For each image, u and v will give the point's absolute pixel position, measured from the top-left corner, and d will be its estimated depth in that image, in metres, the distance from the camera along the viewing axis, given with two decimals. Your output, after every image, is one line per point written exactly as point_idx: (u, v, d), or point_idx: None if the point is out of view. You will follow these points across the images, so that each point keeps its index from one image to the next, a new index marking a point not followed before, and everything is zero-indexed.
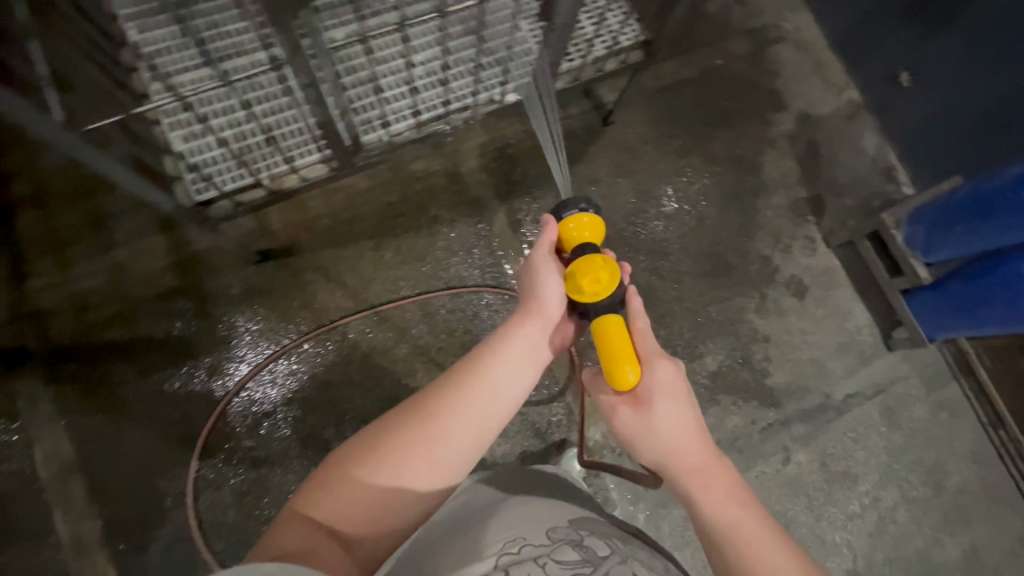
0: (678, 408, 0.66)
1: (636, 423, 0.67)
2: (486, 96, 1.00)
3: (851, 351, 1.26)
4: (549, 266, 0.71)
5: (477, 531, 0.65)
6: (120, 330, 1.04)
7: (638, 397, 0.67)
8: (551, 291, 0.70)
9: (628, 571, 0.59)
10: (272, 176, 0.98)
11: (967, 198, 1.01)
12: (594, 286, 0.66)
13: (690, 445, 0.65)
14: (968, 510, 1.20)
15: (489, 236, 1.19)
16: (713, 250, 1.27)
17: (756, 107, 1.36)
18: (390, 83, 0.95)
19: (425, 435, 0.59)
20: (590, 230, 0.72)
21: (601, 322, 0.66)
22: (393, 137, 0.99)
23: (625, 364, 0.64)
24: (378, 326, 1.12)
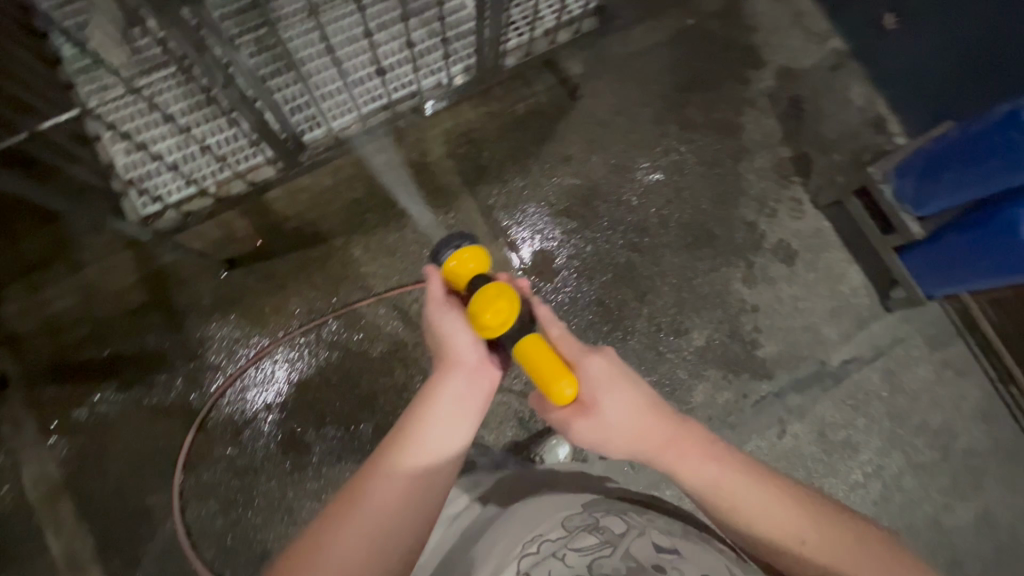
0: (625, 396, 0.61)
1: (592, 430, 0.61)
2: (427, 81, 1.02)
3: (847, 316, 1.21)
4: (449, 316, 0.65)
5: (493, 543, 0.62)
6: (95, 348, 1.04)
7: (585, 403, 0.61)
8: (462, 337, 0.64)
9: (648, 543, 0.56)
10: (217, 182, 1.00)
11: (955, 143, 0.95)
12: (497, 318, 0.62)
13: (651, 429, 0.60)
14: (979, 471, 1.15)
15: (459, 225, 1.16)
16: (694, 220, 1.22)
17: (733, 66, 1.29)
18: (326, 82, 1.01)
19: (367, 520, 0.54)
20: (475, 261, 0.68)
21: (523, 346, 0.61)
22: (340, 130, 1.03)
23: (560, 380, 0.58)
24: (352, 326, 1.10)
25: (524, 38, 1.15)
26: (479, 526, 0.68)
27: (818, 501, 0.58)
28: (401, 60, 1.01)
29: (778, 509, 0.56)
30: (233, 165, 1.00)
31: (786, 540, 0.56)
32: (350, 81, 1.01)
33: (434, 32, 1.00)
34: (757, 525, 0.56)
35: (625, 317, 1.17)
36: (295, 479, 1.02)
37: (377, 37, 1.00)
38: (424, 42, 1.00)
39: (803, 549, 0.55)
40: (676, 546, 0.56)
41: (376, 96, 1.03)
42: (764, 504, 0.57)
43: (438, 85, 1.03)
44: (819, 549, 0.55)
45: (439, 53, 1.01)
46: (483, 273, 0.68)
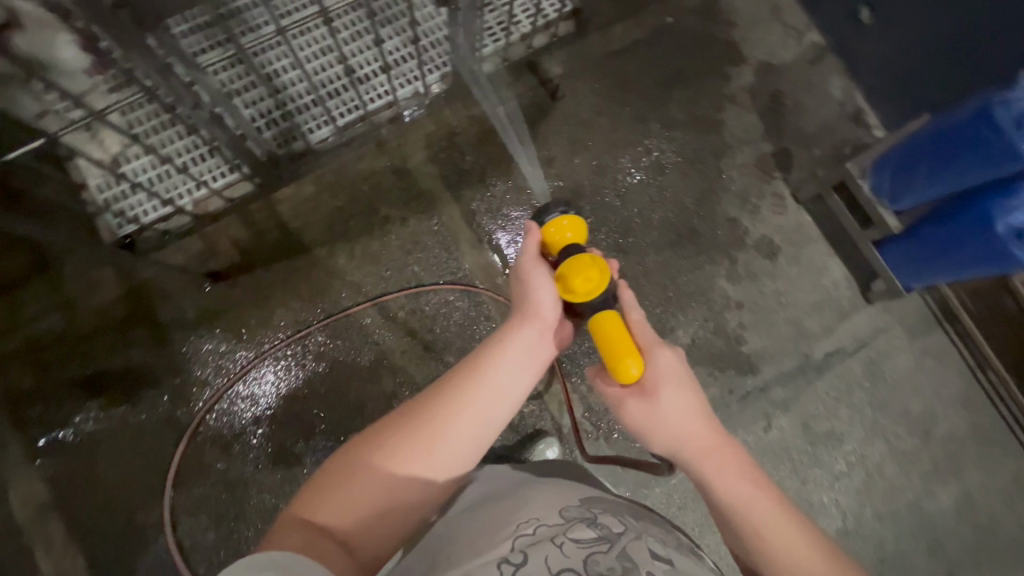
0: (683, 392, 0.64)
1: (641, 414, 0.65)
2: (404, 90, 1.00)
3: (829, 308, 1.23)
4: (538, 271, 0.67)
5: (494, 517, 0.63)
6: (78, 367, 1.03)
7: (644, 387, 0.64)
8: (546, 294, 0.66)
9: (643, 547, 0.57)
10: (195, 201, 0.99)
11: (927, 141, 0.97)
12: (586, 284, 0.63)
13: (699, 431, 0.63)
14: (958, 457, 1.18)
15: (444, 231, 1.15)
16: (677, 219, 1.23)
17: (713, 61, 1.29)
18: (298, 92, 0.96)
19: (427, 437, 0.57)
20: (572, 232, 0.68)
21: (598, 319, 0.62)
22: (320, 144, 0.99)
23: (629, 360, 0.59)
24: (339, 336, 1.09)
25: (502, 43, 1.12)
26: (480, 498, 0.69)
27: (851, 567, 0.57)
28: (376, 68, 0.98)
29: (798, 551, 0.56)
30: (206, 182, 0.97)
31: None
32: (325, 89, 0.97)
33: (407, 39, 0.98)
34: (784, 565, 0.56)
35: None
36: (287, 490, 1.03)
37: (350, 46, 0.96)
38: (397, 51, 0.98)
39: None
40: (669, 557, 0.58)
41: (354, 105, 0.98)
42: (793, 545, 0.56)
43: (416, 92, 1.01)
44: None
45: (415, 61, 0.98)
46: (579, 244, 0.69)
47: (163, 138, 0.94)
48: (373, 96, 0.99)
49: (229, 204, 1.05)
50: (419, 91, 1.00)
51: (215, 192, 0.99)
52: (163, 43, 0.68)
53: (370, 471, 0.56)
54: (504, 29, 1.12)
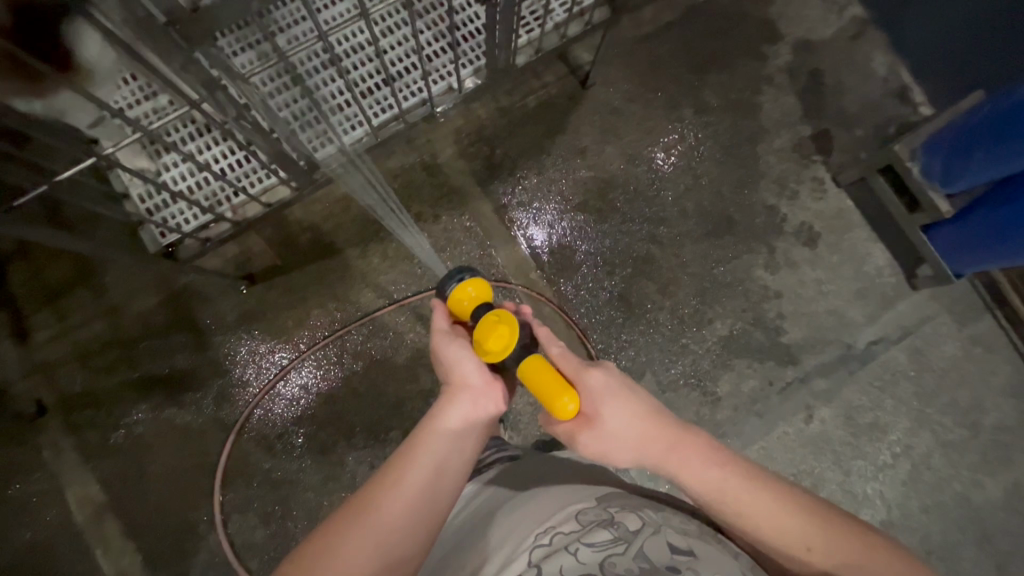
0: (623, 403, 0.61)
1: (595, 443, 0.61)
2: (438, 87, 0.99)
3: (873, 296, 1.19)
4: (451, 342, 0.65)
5: (505, 530, 0.62)
6: (125, 372, 1.06)
7: (587, 414, 0.61)
8: (468, 363, 0.63)
9: (663, 542, 0.56)
10: (233, 208, 0.98)
11: (985, 120, 0.92)
12: (498, 343, 0.60)
13: (653, 437, 0.61)
14: (1008, 446, 1.15)
15: (475, 227, 1.14)
16: (714, 208, 1.20)
17: (749, 41, 1.24)
18: (332, 92, 0.95)
19: (370, 525, 0.53)
20: (476, 294, 0.66)
21: (525, 367, 0.59)
22: (352, 144, 0.99)
23: (562, 397, 0.57)
24: (375, 335, 1.10)
25: (537, 33, 1.06)
26: (488, 511, 0.67)
27: (836, 518, 0.57)
28: (408, 64, 0.96)
29: (780, 517, 0.57)
30: (244, 189, 0.97)
31: (796, 550, 0.56)
32: (358, 89, 0.95)
33: (441, 33, 0.97)
34: (770, 534, 0.57)
35: (647, 310, 1.16)
36: (330, 488, 1.04)
37: (383, 42, 0.94)
38: (431, 45, 0.97)
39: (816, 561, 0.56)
40: (691, 547, 0.57)
41: (388, 105, 0.97)
42: (776, 518, 0.57)
43: (449, 89, 1.00)
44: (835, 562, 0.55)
45: (449, 55, 0.98)
46: (486, 300, 0.66)
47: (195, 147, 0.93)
48: (408, 95, 0.98)
49: (266, 209, 1.01)
50: (453, 88, 0.99)
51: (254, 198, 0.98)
52: (206, 55, 0.67)
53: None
54: (538, 19, 1.05)
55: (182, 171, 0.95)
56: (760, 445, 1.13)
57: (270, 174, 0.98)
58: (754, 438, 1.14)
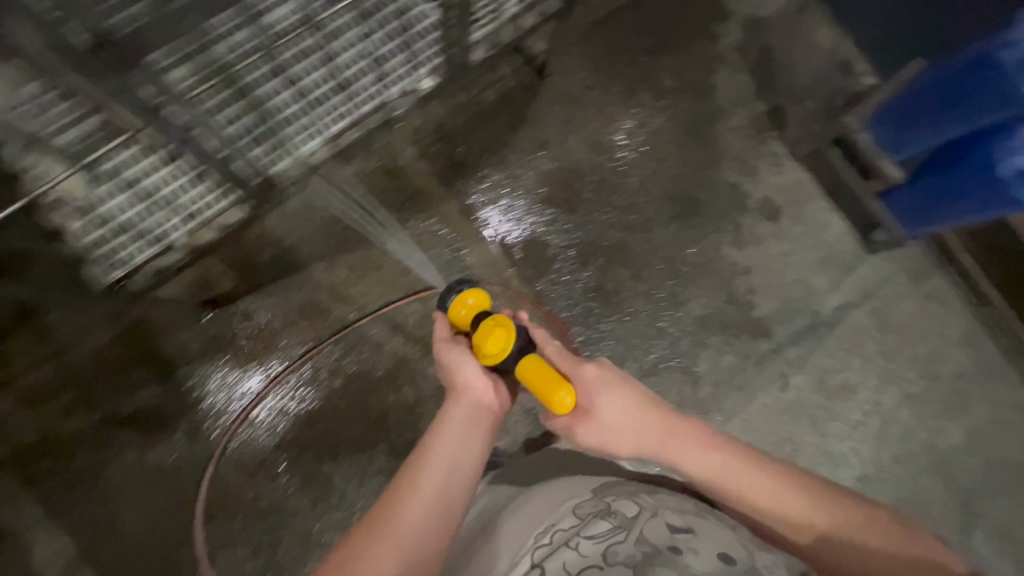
0: (617, 394, 0.65)
1: (592, 434, 0.65)
2: (399, 87, 0.94)
3: (835, 264, 1.23)
4: (452, 349, 0.70)
5: (507, 524, 0.65)
6: (85, 416, 0.99)
7: (584, 404, 0.65)
8: (468, 366, 0.68)
9: (661, 525, 0.60)
10: (185, 234, 0.90)
11: (929, 85, 0.96)
12: (495, 346, 0.65)
13: (651, 425, 0.64)
14: (964, 392, 1.23)
15: (444, 229, 1.12)
16: (679, 189, 1.21)
17: (698, 21, 1.25)
18: (285, 104, 0.88)
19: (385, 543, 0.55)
20: (475, 301, 0.71)
21: (523, 366, 0.62)
22: (309, 155, 0.93)
23: (559, 392, 0.59)
24: (351, 349, 1.07)
25: (492, 28, 1.02)
26: (489, 512, 0.69)
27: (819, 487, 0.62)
28: (361, 69, 0.91)
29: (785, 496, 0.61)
30: (197, 213, 0.91)
31: (799, 525, 0.61)
32: (312, 97, 0.89)
33: (394, 32, 0.91)
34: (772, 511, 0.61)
35: (624, 298, 1.17)
36: (320, 511, 1.01)
37: (334, 44, 0.88)
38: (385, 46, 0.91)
39: (813, 528, 0.60)
40: (689, 524, 0.60)
41: (344, 112, 0.92)
42: (773, 492, 0.61)
43: (406, 90, 0.95)
44: (830, 524, 0.60)
45: (405, 56, 0.93)
46: (483, 306, 0.72)
47: (137, 171, 0.85)
48: (364, 98, 0.93)
49: (222, 232, 0.95)
50: (410, 91, 0.95)
51: (209, 224, 0.92)
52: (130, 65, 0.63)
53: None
54: (492, 12, 1.01)
55: (127, 203, 0.86)
56: (741, 418, 1.16)
57: (225, 197, 0.92)
58: (735, 412, 1.17)
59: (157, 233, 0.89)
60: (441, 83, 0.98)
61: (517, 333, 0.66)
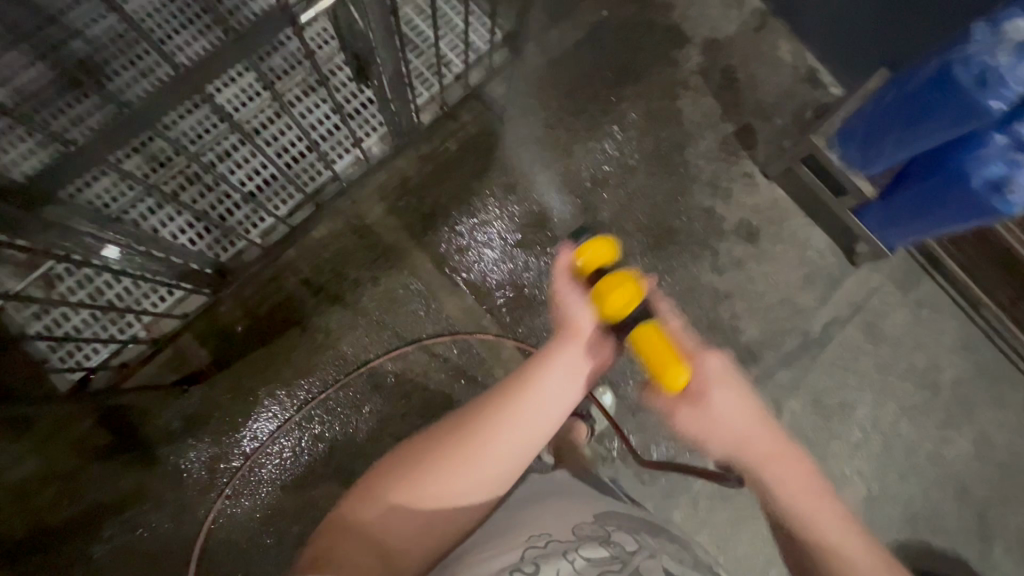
0: (733, 393, 0.66)
1: (692, 417, 0.66)
2: (343, 162, 1.08)
3: (820, 280, 1.21)
4: (571, 292, 0.70)
5: (507, 525, 0.61)
6: (70, 507, 0.99)
7: (693, 390, 0.66)
8: (583, 312, 0.68)
9: (658, 566, 0.56)
10: (146, 326, 1.01)
11: (892, 104, 0.93)
12: (620, 301, 0.65)
13: (758, 433, 0.63)
14: (968, 400, 1.19)
15: (418, 282, 1.11)
16: (652, 220, 1.19)
17: (657, 48, 1.25)
18: (224, 200, 1.03)
19: (472, 452, 0.59)
20: (603, 252, 0.69)
21: (638, 331, 0.65)
22: (264, 236, 1.05)
23: (670, 364, 0.63)
24: (333, 414, 1.06)
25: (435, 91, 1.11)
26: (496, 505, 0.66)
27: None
28: (300, 152, 1.06)
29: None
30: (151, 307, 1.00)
31: None
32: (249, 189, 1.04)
33: (320, 119, 1.06)
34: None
35: None
36: None
37: (262, 141, 1.04)
38: (319, 131, 1.06)
39: None
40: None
41: (286, 191, 1.06)
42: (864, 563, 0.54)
43: (350, 164, 1.09)
44: None
45: (336, 137, 1.07)
46: (611, 263, 0.69)
47: (83, 281, 0.97)
48: (302, 180, 1.06)
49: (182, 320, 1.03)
50: (350, 161, 1.08)
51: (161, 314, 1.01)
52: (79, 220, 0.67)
53: (406, 494, 0.58)
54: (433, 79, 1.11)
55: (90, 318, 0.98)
56: None
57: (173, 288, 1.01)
58: None
59: (119, 334, 1.00)
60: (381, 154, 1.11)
61: (642, 298, 0.67)
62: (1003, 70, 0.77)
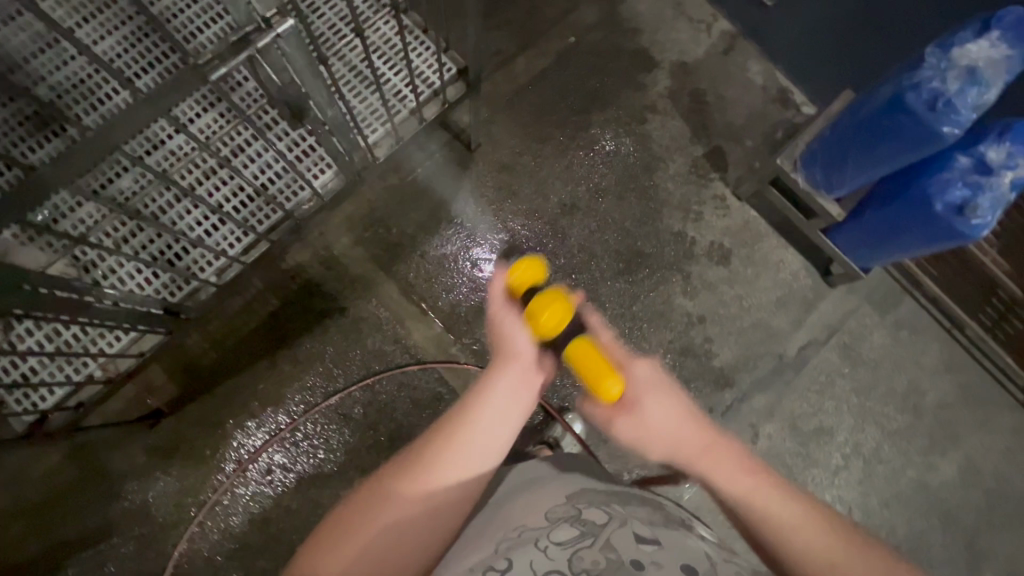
0: (666, 397, 0.56)
1: (632, 435, 0.57)
2: (297, 202, 0.93)
3: (794, 302, 1.19)
4: (506, 312, 0.59)
5: (482, 531, 0.56)
6: (37, 543, 0.99)
7: (628, 403, 0.56)
8: (522, 335, 0.57)
9: (629, 533, 0.50)
10: (100, 366, 0.92)
11: (849, 129, 0.92)
12: (549, 319, 0.56)
13: (695, 436, 0.55)
14: (951, 423, 1.16)
15: (385, 312, 1.11)
16: (622, 245, 1.19)
17: (625, 74, 1.25)
18: (165, 246, 0.89)
19: (406, 514, 0.50)
20: (528, 274, 0.59)
21: (573, 348, 0.56)
22: (219, 275, 0.93)
23: (605, 380, 0.54)
24: (300, 446, 1.06)
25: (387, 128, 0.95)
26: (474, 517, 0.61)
27: (890, 558, 0.48)
28: (245, 198, 0.91)
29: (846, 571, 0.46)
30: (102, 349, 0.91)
31: None
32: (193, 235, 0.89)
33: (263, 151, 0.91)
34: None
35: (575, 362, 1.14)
36: None
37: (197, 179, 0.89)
38: (261, 175, 0.91)
39: None
40: (656, 537, 0.51)
41: (236, 232, 0.91)
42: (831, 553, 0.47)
43: (310, 197, 0.95)
44: None
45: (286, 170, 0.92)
46: (541, 283, 0.60)
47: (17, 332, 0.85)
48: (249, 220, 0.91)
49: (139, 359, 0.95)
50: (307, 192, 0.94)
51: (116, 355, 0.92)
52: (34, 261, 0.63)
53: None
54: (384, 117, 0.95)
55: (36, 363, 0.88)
56: None
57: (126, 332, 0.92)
58: None
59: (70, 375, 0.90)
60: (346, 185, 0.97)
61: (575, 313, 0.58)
62: (954, 97, 0.77)
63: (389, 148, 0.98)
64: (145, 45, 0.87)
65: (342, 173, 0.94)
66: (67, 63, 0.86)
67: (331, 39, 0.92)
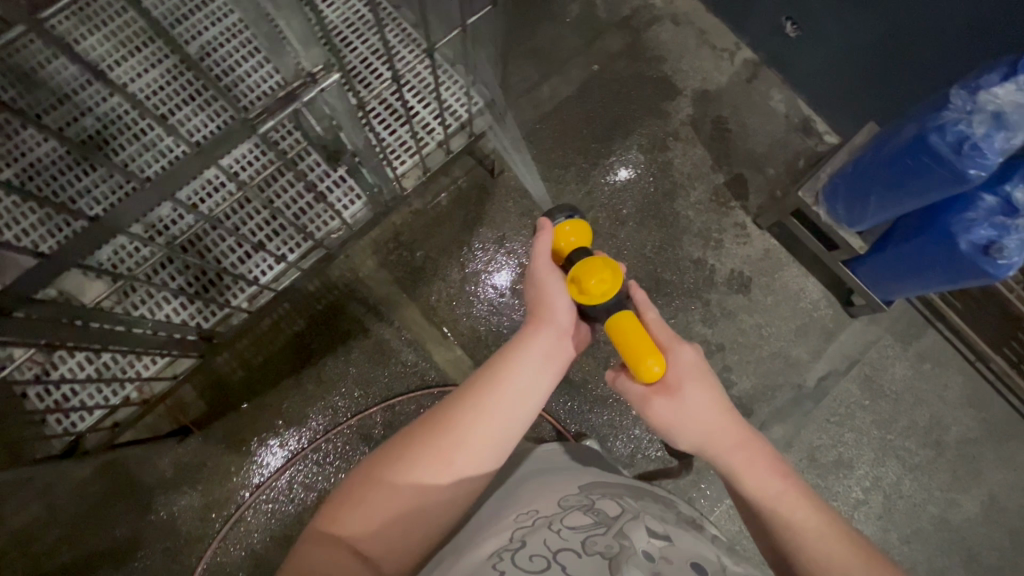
0: (707, 387, 0.64)
1: (668, 412, 0.64)
2: (327, 230, 0.96)
3: (814, 332, 1.19)
4: (551, 276, 0.67)
5: (494, 514, 0.61)
6: (69, 553, 1.02)
7: (669, 385, 0.64)
8: (561, 301, 0.66)
9: (641, 526, 0.54)
10: (138, 389, 0.97)
11: (870, 167, 0.93)
12: (600, 287, 0.62)
13: (725, 424, 0.63)
14: (976, 458, 1.14)
15: (407, 333, 1.13)
16: (642, 270, 1.20)
17: (648, 101, 1.26)
18: (199, 274, 0.93)
19: (442, 453, 0.56)
20: (576, 236, 0.69)
21: (615, 320, 0.62)
22: (250, 302, 0.96)
23: (647, 359, 0.60)
24: (322, 467, 1.08)
25: (412, 161, 0.98)
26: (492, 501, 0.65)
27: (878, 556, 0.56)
28: (276, 227, 0.94)
29: (832, 550, 0.55)
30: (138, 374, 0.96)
31: None
32: (227, 261, 0.93)
33: (296, 184, 0.94)
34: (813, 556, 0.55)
35: (593, 386, 1.15)
36: None
37: (230, 209, 0.92)
38: (291, 206, 0.94)
39: None
40: (668, 534, 0.55)
41: (271, 261, 0.95)
42: (822, 534, 0.56)
43: (337, 228, 0.98)
44: None
45: (318, 203, 0.95)
46: (584, 246, 0.69)
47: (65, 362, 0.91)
48: (281, 249, 0.95)
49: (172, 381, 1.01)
50: (336, 224, 0.97)
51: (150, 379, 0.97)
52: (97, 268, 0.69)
53: (383, 497, 0.55)
54: (407, 148, 0.97)
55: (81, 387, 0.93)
56: (727, 503, 1.12)
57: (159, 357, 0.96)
58: (721, 496, 1.12)
59: (110, 399, 0.95)
60: (371, 217, 1.00)
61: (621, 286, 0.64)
62: (979, 141, 0.77)
63: (415, 176, 1.02)
64: (181, 83, 0.92)
65: (370, 204, 0.98)
66: (109, 99, 0.90)
67: (363, 75, 0.95)
